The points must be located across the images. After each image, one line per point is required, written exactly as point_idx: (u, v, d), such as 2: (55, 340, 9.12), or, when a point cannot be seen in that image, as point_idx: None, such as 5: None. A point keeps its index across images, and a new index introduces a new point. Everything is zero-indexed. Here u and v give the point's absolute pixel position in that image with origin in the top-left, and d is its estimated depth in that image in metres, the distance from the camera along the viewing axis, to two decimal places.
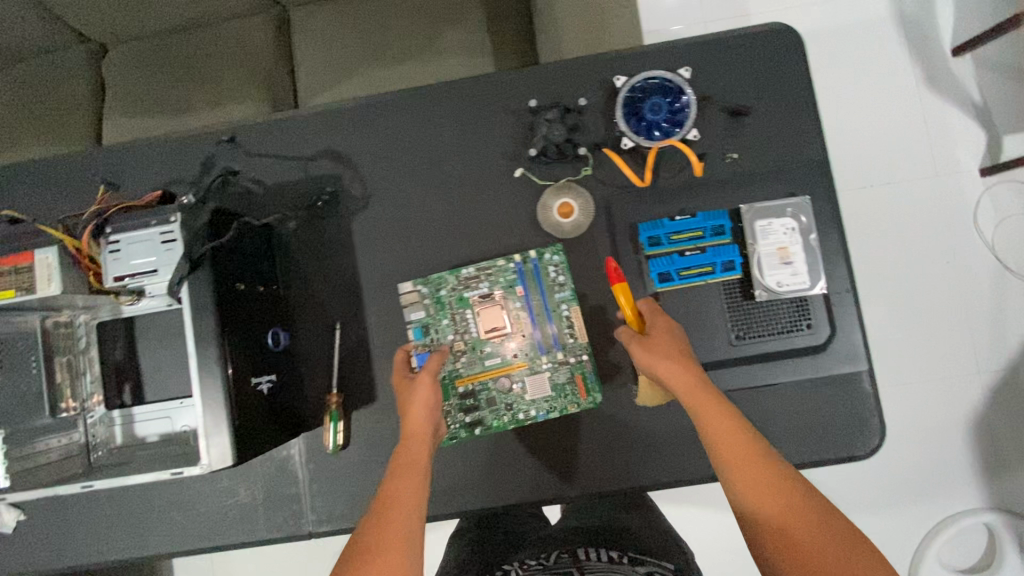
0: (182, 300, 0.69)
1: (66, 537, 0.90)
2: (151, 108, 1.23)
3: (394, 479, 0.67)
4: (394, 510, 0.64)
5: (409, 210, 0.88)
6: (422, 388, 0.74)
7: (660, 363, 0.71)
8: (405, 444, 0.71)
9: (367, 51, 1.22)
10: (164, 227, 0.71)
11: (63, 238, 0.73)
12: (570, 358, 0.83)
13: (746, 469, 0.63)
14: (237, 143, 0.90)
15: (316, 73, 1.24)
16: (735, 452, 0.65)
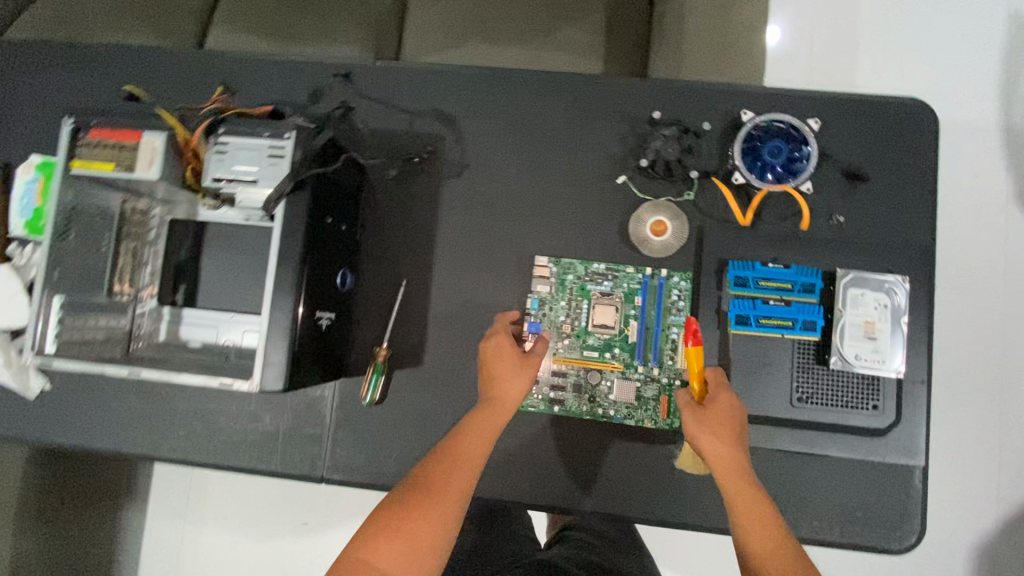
0: (276, 217, 0.69)
1: (83, 417, 0.90)
2: (259, 27, 1.24)
3: (468, 436, 0.71)
4: (459, 465, 0.69)
5: (500, 189, 0.88)
6: (525, 366, 0.76)
7: (702, 435, 0.70)
8: (492, 406, 0.74)
9: (478, 22, 1.22)
10: (275, 141, 0.71)
11: (174, 126, 0.73)
12: (662, 377, 0.82)
13: (756, 544, 0.63)
14: (351, 81, 0.90)
15: (425, 35, 1.24)
16: (750, 519, 0.65)
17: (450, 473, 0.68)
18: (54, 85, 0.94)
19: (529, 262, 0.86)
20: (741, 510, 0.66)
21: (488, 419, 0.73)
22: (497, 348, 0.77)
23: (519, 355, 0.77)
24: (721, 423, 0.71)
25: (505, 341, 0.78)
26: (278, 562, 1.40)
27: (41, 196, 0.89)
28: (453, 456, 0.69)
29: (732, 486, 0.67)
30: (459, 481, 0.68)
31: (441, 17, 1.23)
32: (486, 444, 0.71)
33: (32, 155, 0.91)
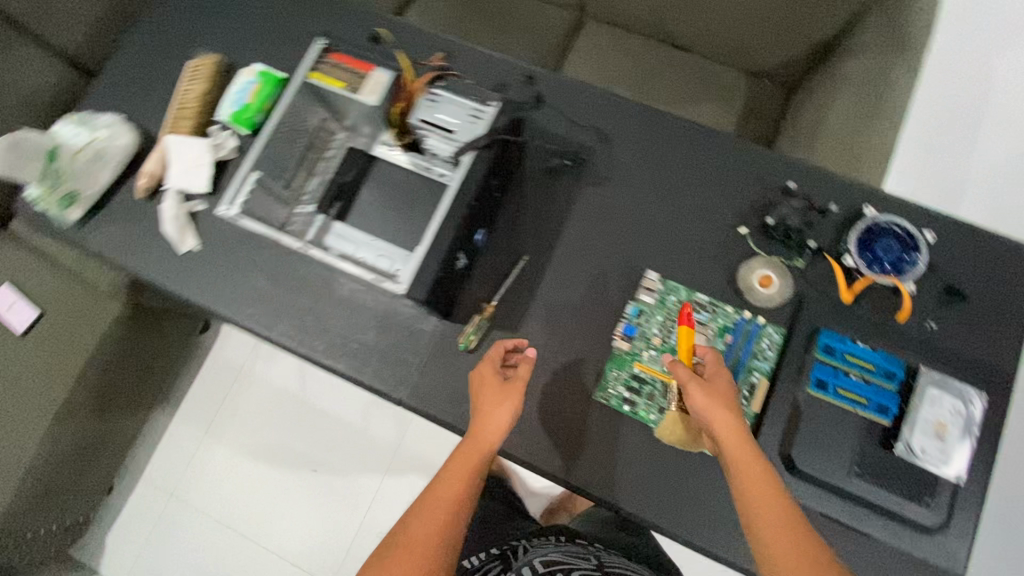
0: (462, 165, 0.82)
1: (211, 281, 1.00)
2: (448, 26, 1.55)
3: (444, 481, 0.78)
4: (433, 512, 0.76)
5: (633, 207, 0.98)
6: (505, 396, 0.83)
7: (708, 407, 0.75)
8: (472, 440, 0.81)
9: (630, 78, 1.50)
10: (480, 106, 0.85)
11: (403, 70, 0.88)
12: None
13: (767, 516, 0.68)
14: (533, 83, 1.03)
15: (581, 71, 1.52)
16: (759, 488, 0.70)
17: (429, 512, 0.76)
18: (291, 11, 1.11)
19: (639, 276, 0.95)
20: (750, 483, 0.71)
21: (469, 451, 0.80)
22: (481, 377, 0.86)
23: (502, 384, 0.84)
24: (722, 391, 0.77)
25: (488, 372, 0.86)
26: (282, 488, 1.70)
27: (255, 96, 1.04)
28: (428, 503, 0.77)
29: (739, 456, 0.72)
30: (432, 528, 0.74)
31: (597, 61, 1.51)
32: (466, 478, 0.79)
33: (255, 64, 1.08)
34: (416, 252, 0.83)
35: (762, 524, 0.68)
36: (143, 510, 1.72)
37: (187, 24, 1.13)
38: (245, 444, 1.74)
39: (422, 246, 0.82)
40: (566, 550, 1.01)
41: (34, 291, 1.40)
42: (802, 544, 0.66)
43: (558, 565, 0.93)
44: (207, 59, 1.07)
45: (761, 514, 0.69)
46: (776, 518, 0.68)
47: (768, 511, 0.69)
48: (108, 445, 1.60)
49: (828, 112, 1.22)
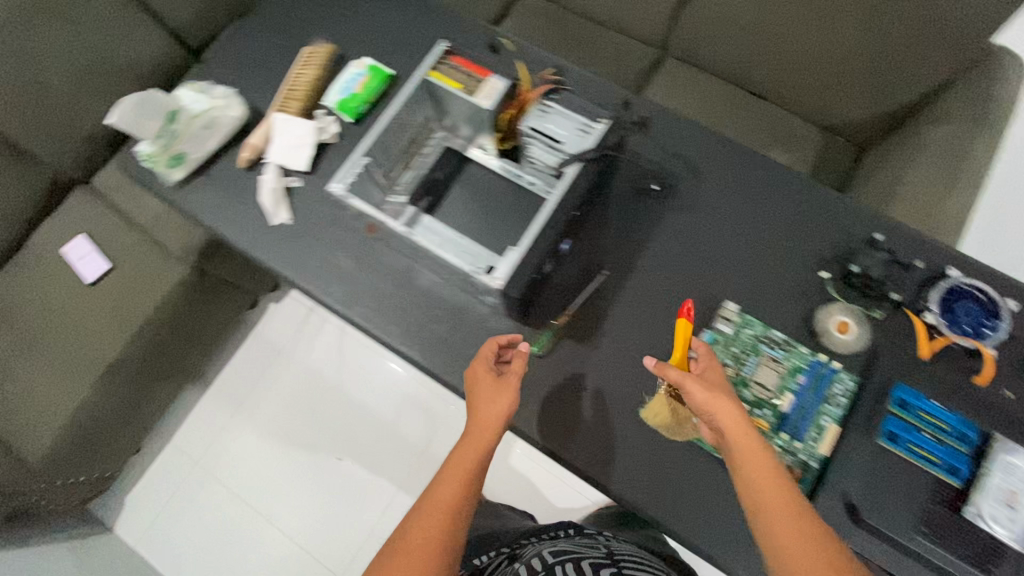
0: (568, 174, 0.85)
1: (297, 255, 1.04)
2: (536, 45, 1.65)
3: (442, 483, 0.82)
4: (430, 514, 0.79)
5: (714, 237, 1.00)
6: (499, 393, 0.85)
7: (706, 402, 0.77)
8: (469, 439, 0.84)
9: (705, 113, 1.58)
10: (590, 122, 0.88)
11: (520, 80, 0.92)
12: (800, 453, 0.87)
13: (774, 512, 0.71)
14: (628, 107, 1.06)
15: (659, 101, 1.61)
16: (766, 484, 0.72)
17: (426, 519, 0.78)
18: (404, 14, 1.18)
19: (714, 304, 0.96)
20: (758, 482, 0.72)
21: (463, 453, 0.83)
22: (475, 375, 0.88)
23: (495, 381, 0.87)
24: (723, 389, 0.79)
25: (482, 369, 0.87)
26: (307, 471, 1.72)
27: (363, 87, 1.10)
28: (425, 505, 0.80)
29: (744, 454, 0.74)
30: (429, 529, 0.77)
31: (673, 94, 1.60)
32: (462, 482, 0.82)
33: (365, 58, 1.14)
34: (510, 254, 0.85)
35: (769, 519, 0.70)
36: (167, 476, 1.73)
37: (305, 16, 1.20)
38: (275, 422, 1.76)
39: (517, 249, 0.84)
40: (572, 540, 1.04)
41: (112, 246, 1.48)
42: (810, 538, 0.68)
43: (567, 555, 0.95)
44: (320, 47, 1.13)
45: (767, 508, 0.71)
46: (784, 514, 0.70)
47: (776, 506, 0.71)
48: (144, 406, 1.60)
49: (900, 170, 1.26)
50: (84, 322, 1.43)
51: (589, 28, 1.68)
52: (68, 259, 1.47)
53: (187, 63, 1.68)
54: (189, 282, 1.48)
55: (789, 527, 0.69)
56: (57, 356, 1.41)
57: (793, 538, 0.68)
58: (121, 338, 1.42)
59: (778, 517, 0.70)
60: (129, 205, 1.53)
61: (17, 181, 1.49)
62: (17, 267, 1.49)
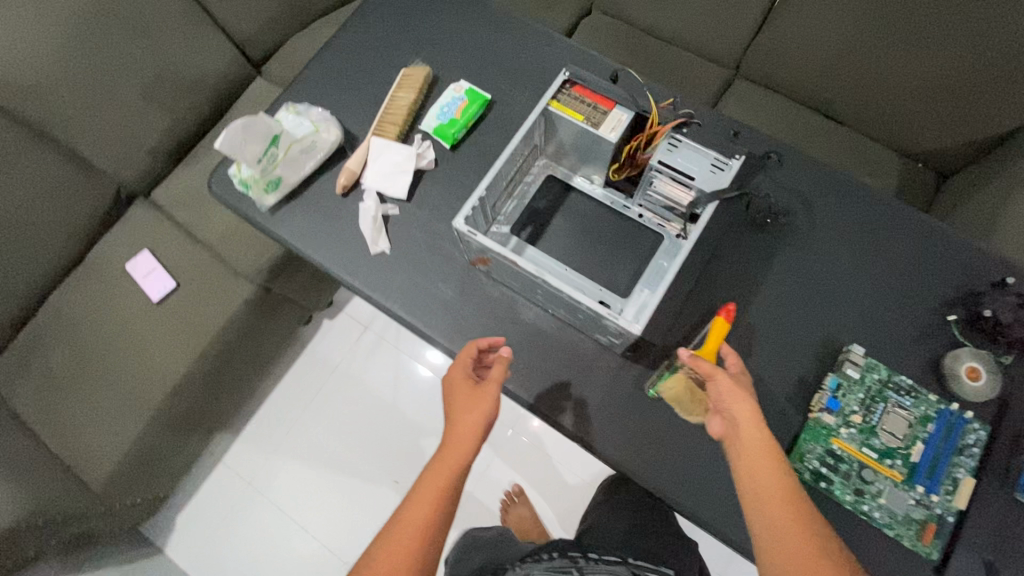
0: (704, 213, 0.81)
1: (396, 285, 1.00)
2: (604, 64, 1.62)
3: (413, 501, 0.81)
4: (399, 533, 0.79)
5: (830, 275, 0.97)
6: (476, 403, 0.86)
7: (727, 395, 0.81)
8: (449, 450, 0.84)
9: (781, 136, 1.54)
10: (722, 157, 0.85)
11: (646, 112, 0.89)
12: (935, 507, 0.83)
13: (769, 504, 0.75)
14: (737, 137, 1.03)
15: None
16: (766, 478, 0.76)
17: (396, 542, 0.78)
18: (498, 37, 1.15)
19: (836, 347, 0.93)
20: (760, 477, 0.76)
21: (439, 465, 0.83)
22: (456, 380, 0.88)
23: (476, 389, 0.87)
24: (746, 389, 0.82)
25: (460, 377, 0.88)
26: (360, 492, 1.68)
27: (462, 112, 1.07)
28: (394, 525, 0.80)
29: (751, 450, 0.78)
30: (400, 549, 0.77)
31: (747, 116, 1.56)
32: (436, 500, 0.81)
33: (462, 81, 1.11)
34: (647, 297, 0.85)
35: (765, 509, 0.75)
36: (217, 497, 1.69)
37: (395, 35, 1.17)
38: (327, 441, 1.73)
39: (656, 293, 0.84)
40: (549, 564, 1.08)
41: (176, 264, 1.45)
42: (799, 526, 0.74)
43: None
44: (417, 69, 1.10)
45: (767, 495, 0.75)
46: (780, 506, 0.75)
47: (771, 499, 0.75)
48: (200, 428, 1.56)
49: (982, 197, 1.23)
50: (148, 342, 1.40)
51: (660, 46, 1.65)
52: (131, 276, 1.44)
53: (249, 75, 1.65)
54: (253, 301, 1.45)
55: (782, 518, 0.74)
56: (119, 375, 1.38)
57: (787, 527, 0.73)
58: (186, 359, 1.39)
59: (775, 509, 0.75)
60: (193, 222, 1.50)
61: (80, 195, 1.45)
62: (78, 284, 1.46)
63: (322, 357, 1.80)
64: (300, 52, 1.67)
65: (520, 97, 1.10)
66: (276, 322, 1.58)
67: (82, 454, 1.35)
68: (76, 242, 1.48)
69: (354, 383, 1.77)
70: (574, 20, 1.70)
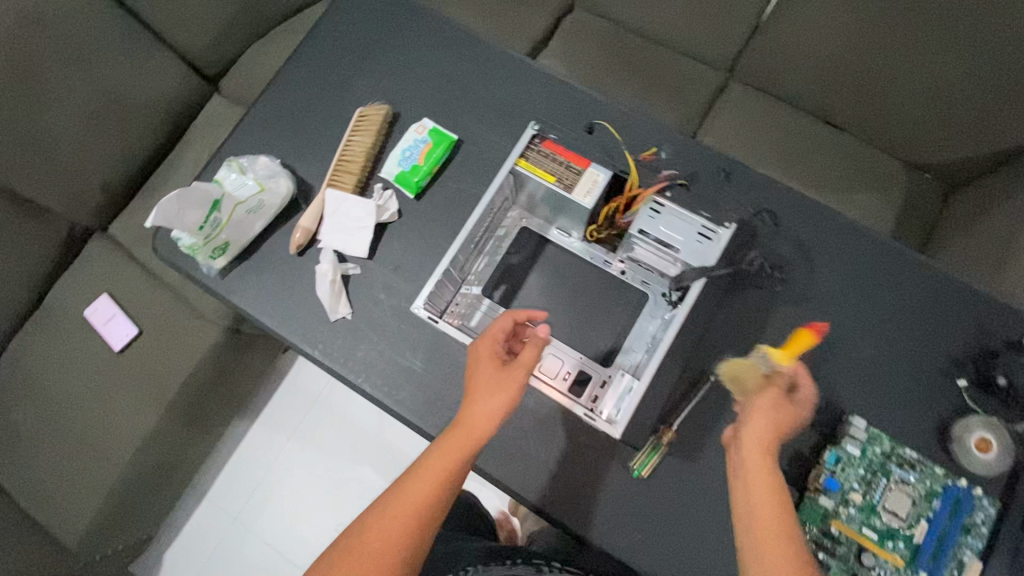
0: (687, 290, 0.82)
1: (360, 355, 0.93)
2: (587, 70, 1.49)
3: (413, 478, 0.76)
4: (392, 509, 0.74)
5: (829, 333, 0.89)
6: (501, 388, 0.78)
7: (752, 407, 0.73)
8: (460, 431, 0.77)
9: (778, 146, 1.42)
10: (708, 225, 0.85)
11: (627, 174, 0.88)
12: None
13: (765, 532, 0.66)
14: (728, 179, 0.93)
15: (724, 129, 1.44)
16: (768, 504, 0.67)
17: (391, 518, 0.73)
18: (464, 67, 1.04)
19: (836, 415, 0.86)
20: (761, 503, 0.68)
21: (444, 448, 0.76)
22: (481, 356, 0.81)
23: (499, 371, 0.79)
24: (782, 409, 0.72)
25: (487, 353, 0.80)
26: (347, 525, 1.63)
27: (425, 157, 0.97)
28: (388, 501, 0.76)
29: (760, 471, 0.69)
30: (389, 525, 0.73)
31: (742, 124, 1.43)
32: (435, 486, 0.75)
33: (425, 119, 1.00)
34: (633, 385, 0.83)
35: (758, 529, 0.67)
36: (204, 533, 1.66)
37: (352, 68, 1.06)
38: (312, 472, 1.69)
39: (641, 380, 0.82)
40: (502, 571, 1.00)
41: (138, 307, 1.37)
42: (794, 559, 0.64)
43: None
44: (375, 108, 1.00)
45: (765, 516, 0.67)
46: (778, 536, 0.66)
47: (769, 527, 0.66)
48: (178, 472, 1.51)
49: (995, 219, 1.13)
50: (114, 395, 1.33)
51: (647, 48, 1.51)
52: (91, 323, 1.36)
53: (204, 93, 1.53)
54: (221, 344, 1.38)
55: (773, 552, 0.65)
56: (87, 428, 1.32)
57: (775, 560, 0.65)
58: (153, 411, 1.32)
59: (769, 539, 0.65)
60: (153, 261, 1.41)
61: (28, 238, 1.36)
62: (37, 334, 1.39)
63: (304, 385, 1.74)
64: (257, 66, 1.54)
65: (489, 136, 1.00)
66: (250, 359, 1.51)
67: (56, 513, 1.31)
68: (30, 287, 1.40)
69: (337, 412, 1.72)
70: (552, 23, 1.56)
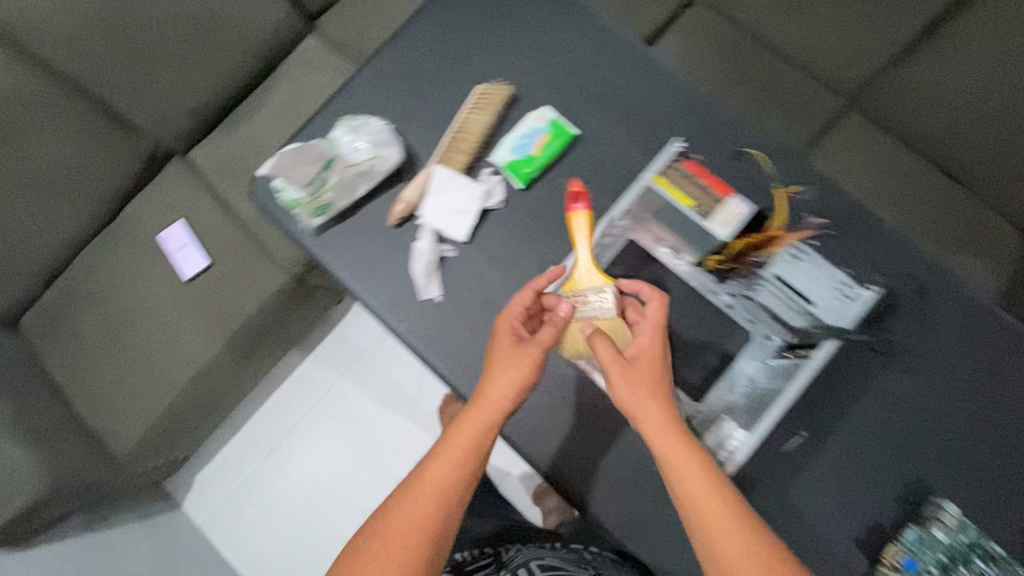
0: (821, 351, 0.83)
1: (442, 339, 0.91)
2: (699, 73, 1.40)
3: (433, 459, 0.75)
4: (413, 494, 0.72)
5: (935, 408, 0.84)
6: (520, 367, 0.79)
7: (631, 393, 0.76)
8: (477, 410, 0.77)
9: (891, 187, 1.32)
10: (848, 284, 0.85)
11: (776, 213, 0.88)
12: None
13: (701, 516, 0.68)
14: (854, 229, 0.88)
15: (834, 160, 1.35)
16: (697, 487, 0.69)
17: (412, 500, 0.72)
18: (593, 60, 0.98)
19: (923, 495, 0.83)
20: (693, 498, 0.69)
21: (465, 427, 0.76)
22: (498, 339, 0.82)
23: (518, 351, 0.80)
24: (642, 375, 0.77)
25: (503, 335, 0.82)
26: (373, 481, 1.68)
27: (541, 148, 0.93)
28: (406, 489, 0.73)
29: (679, 468, 0.71)
30: (412, 510, 0.71)
31: (856, 158, 1.34)
32: (457, 462, 0.74)
33: (545, 107, 0.96)
34: (739, 436, 0.83)
35: (697, 517, 0.68)
36: (234, 463, 1.72)
37: (475, 40, 1.01)
38: (344, 425, 1.71)
39: (753, 435, 0.82)
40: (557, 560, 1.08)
41: (210, 240, 1.37)
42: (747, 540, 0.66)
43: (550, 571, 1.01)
44: (496, 87, 0.96)
45: (696, 503, 0.69)
46: (719, 521, 0.67)
47: (706, 513, 0.68)
48: (222, 404, 1.53)
49: None
50: (177, 321, 1.35)
51: (768, 59, 1.41)
52: (163, 247, 1.37)
53: (300, 32, 1.48)
54: (285, 291, 1.38)
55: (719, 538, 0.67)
56: (147, 348, 1.35)
57: (730, 546, 0.66)
58: (212, 344, 1.34)
59: (717, 533, 0.67)
60: (229, 196, 1.39)
61: (114, 152, 1.36)
62: (109, 248, 1.40)
63: (350, 340, 1.75)
64: (359, 13, 1.48)
65: (610, 137, 0.95)
66: (307, 308, 1.51)
67: (110, 422, 1.35)
68: (110, 200, 1.41)
69: (377, 372, 1.73)
70: (671, 13, 1.46)
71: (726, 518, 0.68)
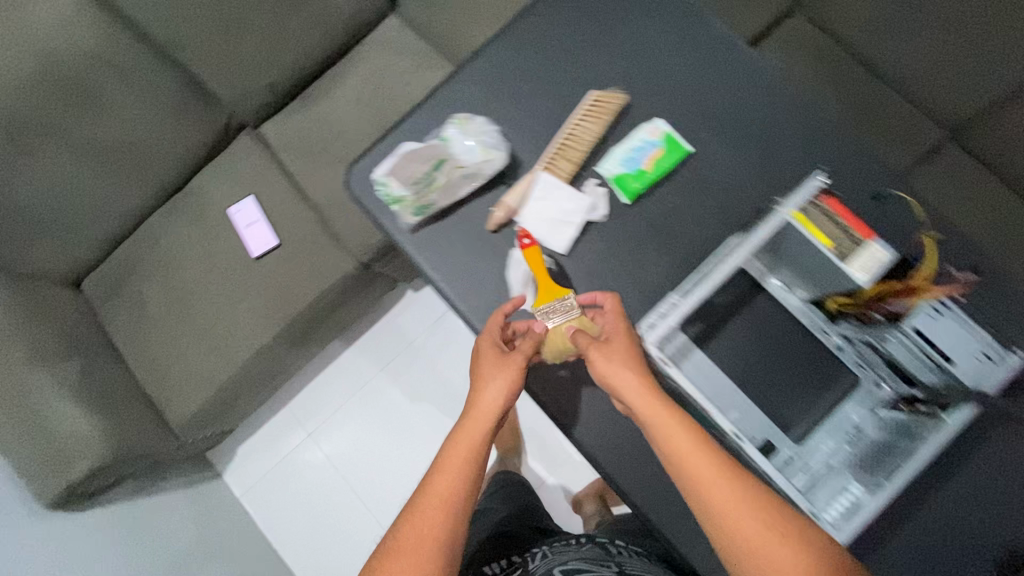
0: (962, 414, 0.75)
1: None
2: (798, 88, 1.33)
3: (435, 474, 0.73)
4: (419, 512, 0.71)
5: None
6: (506, 369, 0.78)
7: (611, 370, 0.75)
8: (471, 416, 0.77)
9: (991, 227, 1.26)
10: (989, 346, 0.78)
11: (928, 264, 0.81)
12: None
13: (701, 489, 0.69)
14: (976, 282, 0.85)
15: (934, 192, 1.28)
16: (696, 460, 0.69)
17: (419, 517, 0.70)
18: (713, 75, 0.93)
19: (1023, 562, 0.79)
20: (694, 479, 0.69)
21: (462, 437, 0.75)
22: (478, 347, 0.81)
23: (502, 354, 0.79)
24: (622, 355, 0.76)
25: (484, 342, 0.81)
26: (412, 469, 1.68)
27: (652, 164, 0.89)
28: (413, 509, 0.72)
29: (678, 450, 0.70)
30: (424, 527, 0.70)
31: (955, 194, 1.28)
32: (460, 470, 0.73)
33: (658, 120, 0.92)
34: (857, 494, 0.76)
35: (699, 492, 0.69)
36: (276, 438, 1.72)
37: (589, 42, 0.96)
38: (388, 412, 1.71)
39: (875, 496, 0.75)
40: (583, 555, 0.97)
41: (280, 219, 1.36)
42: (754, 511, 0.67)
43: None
44: (611, 95, 0.92)
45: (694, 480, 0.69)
46: (726, 501, 0.68)
47: (711, 488, 0.68)
48: (272, 381, 1.51)
49: None
50: (241, 297, 1.34)
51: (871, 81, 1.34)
52: (232, 221, 1.36)
53: (385, 12, 1.43)
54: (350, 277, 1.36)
55: (726, 509, 0.68)
56: (210, 321, 1.34)
57: (738, 519, 0.67)
58: (274, 323, 1.33)
59: (724, 509, 0.67)
60: (300, 176, 1.37)
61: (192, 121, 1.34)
62: (178, 217, 1.39)
63: (400, 327, 1.74)
64: None
65: (725, 158, 0.91)
66: (365, 295, 1.49)
67: (168, 390, 1.36)
68: (183, 168, 1.40)
69: (425, 362, 1.72)
70: (772, 20, 1.39)
71: (728, 492, 0.68)
